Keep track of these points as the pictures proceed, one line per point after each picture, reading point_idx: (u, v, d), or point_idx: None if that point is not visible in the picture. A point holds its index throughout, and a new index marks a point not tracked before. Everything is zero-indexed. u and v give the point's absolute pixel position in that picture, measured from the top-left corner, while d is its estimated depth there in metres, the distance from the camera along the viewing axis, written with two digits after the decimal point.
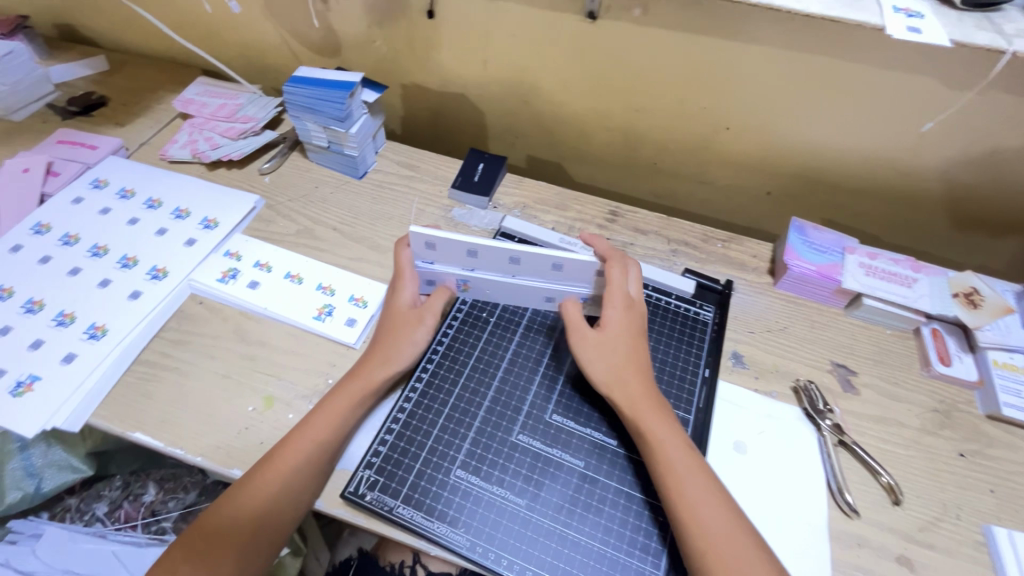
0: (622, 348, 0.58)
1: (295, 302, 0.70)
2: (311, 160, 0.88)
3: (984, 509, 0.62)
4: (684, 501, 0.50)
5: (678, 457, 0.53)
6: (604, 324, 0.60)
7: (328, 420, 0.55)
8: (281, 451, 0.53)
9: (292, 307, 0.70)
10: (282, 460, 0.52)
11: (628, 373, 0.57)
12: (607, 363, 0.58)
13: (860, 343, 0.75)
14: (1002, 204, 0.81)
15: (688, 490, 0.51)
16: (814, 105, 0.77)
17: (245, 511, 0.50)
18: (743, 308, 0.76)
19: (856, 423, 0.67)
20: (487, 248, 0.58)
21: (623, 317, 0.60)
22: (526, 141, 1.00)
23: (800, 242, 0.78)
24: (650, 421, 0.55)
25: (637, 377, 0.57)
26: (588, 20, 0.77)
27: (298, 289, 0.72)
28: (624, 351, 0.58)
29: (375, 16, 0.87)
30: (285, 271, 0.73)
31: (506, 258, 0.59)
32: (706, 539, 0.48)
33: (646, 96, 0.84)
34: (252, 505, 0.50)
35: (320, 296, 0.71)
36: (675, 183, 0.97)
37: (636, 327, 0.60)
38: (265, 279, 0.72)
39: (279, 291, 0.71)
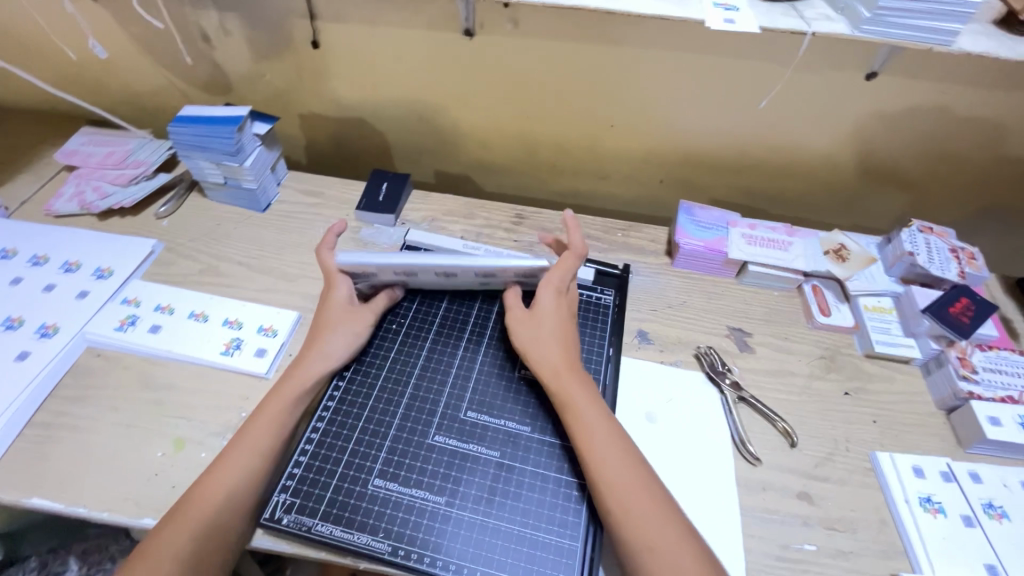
0: (543, 326, 0.62)
1: (200, 340, 0.69)
2: (210, 199, 0.87)
3: (869, 438, 0.68)
4: (600, 460, 0.54)
5: (590, 423, 0.56)
6: (535, 306, 0.63)
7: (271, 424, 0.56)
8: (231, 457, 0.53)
9: (198, 346, 0.68)
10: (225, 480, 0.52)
11: (558, 349, 0.60)
12: (535, 346, 0.61)
13: (751, 307, 0.81)
14: (856, 167, 0.91)
15: (602, 453, 0.54)
16: (680, 96, 0.85)
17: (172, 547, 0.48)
18: (644, 288, 0.81)
19: (754, 378, 0.73)
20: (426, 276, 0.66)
21: (555, 300, 0.63)
22: (431, 158, 1.03)
23: (688, 222, 0.85)
24: (564, 392, 0.58)
25: (560, 352, 0.60)
26: (466, 37, 0.81)
27: (204, 327, 0.70)
28: (547, 334, 0.61)
29: (260, 51, 0.88)
30: (188, 311, 0.72)
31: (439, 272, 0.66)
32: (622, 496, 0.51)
33: (533, 104, 0.90)
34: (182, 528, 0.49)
35: (228, 330, 0.70)
36: (576, 183, 1.02)
37: (568, 310, 0.64)
38: (165, 322, 0.70)
39: (183, 332, 0.70)
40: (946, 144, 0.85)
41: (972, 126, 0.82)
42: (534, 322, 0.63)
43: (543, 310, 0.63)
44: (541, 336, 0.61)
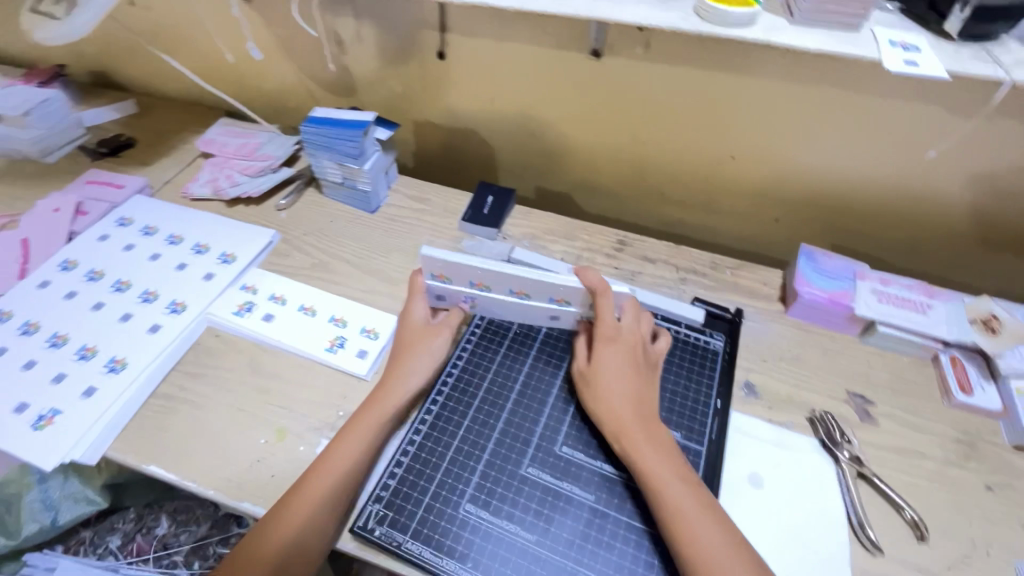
0: (608, 387, 0.58)
1: (308, 334, 0.71)
2: (326, 196, 0.90)
3: (1016, 546, 0.59)
4: (691, 535, 0.49)
5: (672, 493, 0.51)
6: (592, 361, 0.60)
7: (344, 461, 0.55)
8: (300, 495, 0.52)
9: (306, 339, 0.71)
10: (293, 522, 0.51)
11: (619, 405, 0.57)
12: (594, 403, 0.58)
13: (876, 372, 0.73)
14: (1016, 228, 0.80)
15: (693, 528, 0.49)
16: (816, 132, 0.78)
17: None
18: (754, 336, 0.76)
19: (875, 454, 0.65)
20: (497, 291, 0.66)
21: (612, 353, 0.60)
22: (534, 173, 1.02)
23: (810, 269, 0.78)
24: (638, 459, 0.54)
25: (629, 414, 0.56)
26: (592, 57, 0.80)
27: (311, 321, 0.73)
28: (613, 395, 0.57)
29: (387, 58, 0.91)
30: (298, 303, 0.75)
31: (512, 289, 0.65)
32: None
33: (650, 128, 0.86)
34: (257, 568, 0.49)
35: (334, 327, 0.72)
36: (682, 212, 0.98)
37: (630, 361, 0.60)
38: (277, 312, 0.74)
39: (293, 324, 0.72)
40: None
41: None
42: (594, 381, 0.59)
43: (601, 366, 0.59)
44: (598, 395, 0.58)
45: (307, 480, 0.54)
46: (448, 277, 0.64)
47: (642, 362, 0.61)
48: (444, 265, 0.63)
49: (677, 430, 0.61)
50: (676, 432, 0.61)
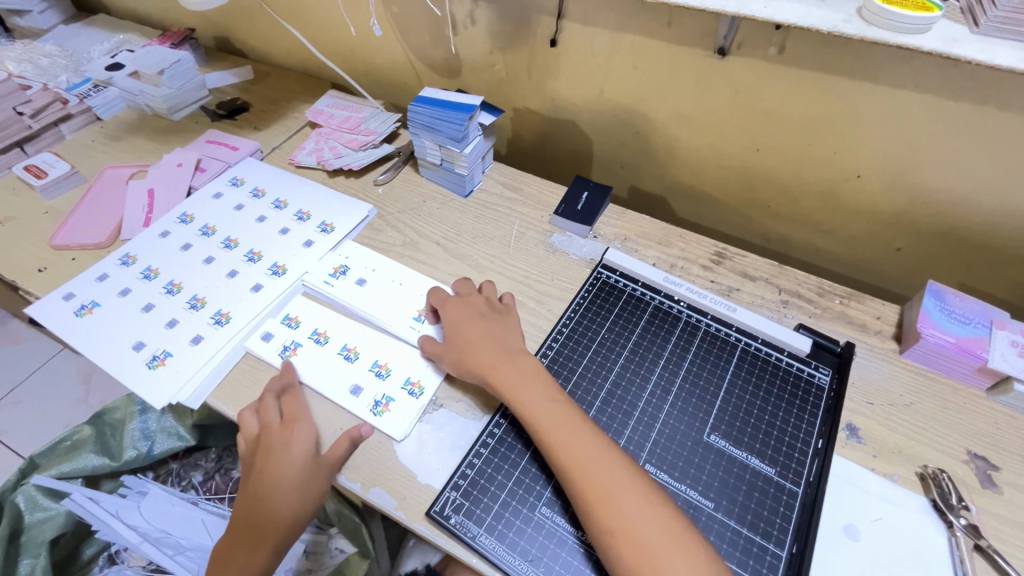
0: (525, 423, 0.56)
1: (343, 381, 0.65)
2: (422, 175, 0.91)
3: None
4: (627, 532, 0.48)
5: (607, 495, 0.50)
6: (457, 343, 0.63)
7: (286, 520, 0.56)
8: (270, 483, 0.56)
9: (339, 391, 0.64)
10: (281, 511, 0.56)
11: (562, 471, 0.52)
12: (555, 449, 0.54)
13: (1006, 435, 0.64)
14: None
15: (635, 529, 0.48)
16: (967, 157, 0.69)
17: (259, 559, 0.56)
18: (861, 374, 0.69)
19: (998, 528, 0.58)
20: (369, 288, 0.74)
21: (476, 331, 0.63)
22: (630, 172, 0.98)
23: (936, 308, 0.70)
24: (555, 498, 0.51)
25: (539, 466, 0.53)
26: (716, 55, 0.74)
27: (351, 367, 0.66)
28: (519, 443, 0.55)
29: (498, 41, 0.90)
30: (341, 344, 0.69)
31: (393, 283, 0.75)
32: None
33: (767, 136, 0.80)
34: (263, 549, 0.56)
35: (373, 378, 0.65)
36: (787, 229, 0.91)
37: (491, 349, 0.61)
38: (316, 352, 0.68)
39: (331, 367, 0.66)
40: None
41: None
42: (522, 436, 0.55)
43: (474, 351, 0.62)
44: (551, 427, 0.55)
45: (258, 482, 0.57)
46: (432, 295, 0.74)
47: (487, 338, 0.63)
48: (405, 271, 0.77)
49: (771, 465, 0.57)
50: (771, 468, 0.56)
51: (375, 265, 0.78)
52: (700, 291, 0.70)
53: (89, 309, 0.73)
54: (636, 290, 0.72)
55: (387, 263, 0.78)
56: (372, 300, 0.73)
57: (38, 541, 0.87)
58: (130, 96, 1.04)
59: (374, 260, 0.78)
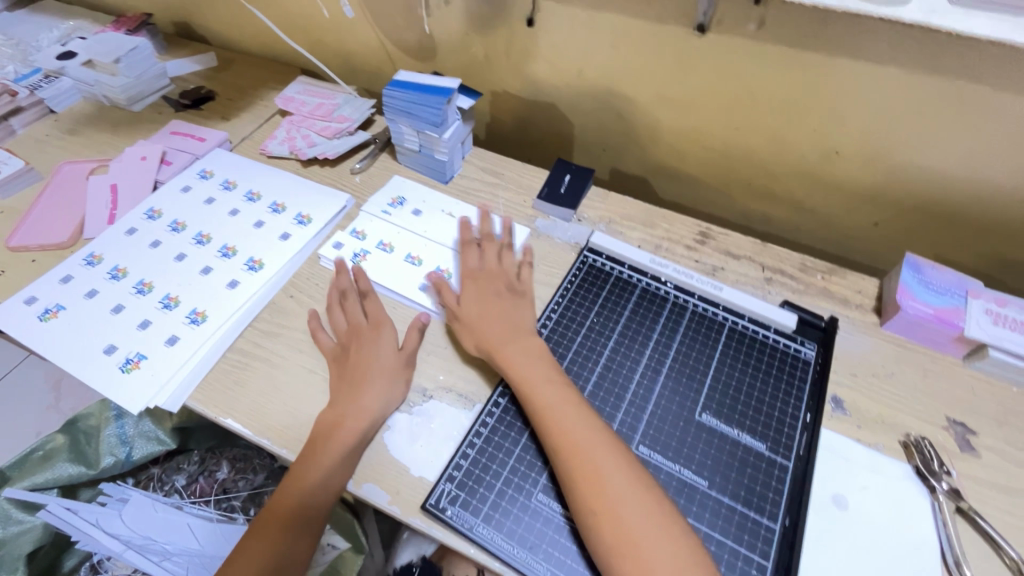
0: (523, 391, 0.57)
1: (412, 280, 0.72)
2: (400, 162, 0.89)
3: None
4: (608, 504, 0.49)
5: (598, 473, 0.51)
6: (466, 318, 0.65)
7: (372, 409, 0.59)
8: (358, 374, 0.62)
9: (409, 286, 0.71)
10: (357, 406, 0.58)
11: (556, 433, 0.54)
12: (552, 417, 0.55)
13: (982, 400, 0.67)
14: None
15: (616, 500, 0.49)
16: (943, 130, 0.70)
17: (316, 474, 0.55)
18: (844, 348, 0.71)
19: (977, 490, 0.60)
20: (426, 215, 0.81)
21: (490, 305, 0.65)
22: (612, 154, 0.97)
23: (914, 280, 0.72)
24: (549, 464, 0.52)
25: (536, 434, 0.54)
26: (696, 33, 0.74)
27: (417, 269, 0.74)
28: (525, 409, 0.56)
29: (473, 22, 0.87)
30: (405, 253, 0.76)
31: (446, 212, 0.81)
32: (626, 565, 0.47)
33: (747, 115, 0.80)
34: (328, 451, 0.56)
35: (437, 278, 0.72)
36: (767, 207, 0.92)
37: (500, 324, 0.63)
38: (384, 258, 0.75)
39: (399, 271, 0.73)
40: None
41: None
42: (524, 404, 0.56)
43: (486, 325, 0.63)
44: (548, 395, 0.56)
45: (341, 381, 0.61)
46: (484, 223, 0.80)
47: (501, 311, 0.65)
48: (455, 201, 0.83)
49: (760, 441, 0.57)
50: (762, 443, 0.57)
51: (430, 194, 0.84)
52: (686, 271, 0.70)
53: (54, 313, 0.69)
54: (622, 273, 0.71)
55: (437, 197, 0.83)
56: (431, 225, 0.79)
57: (14, 556, 0.84)
58: (85, 86, 0.98)
59: (427, 191, 0.84)
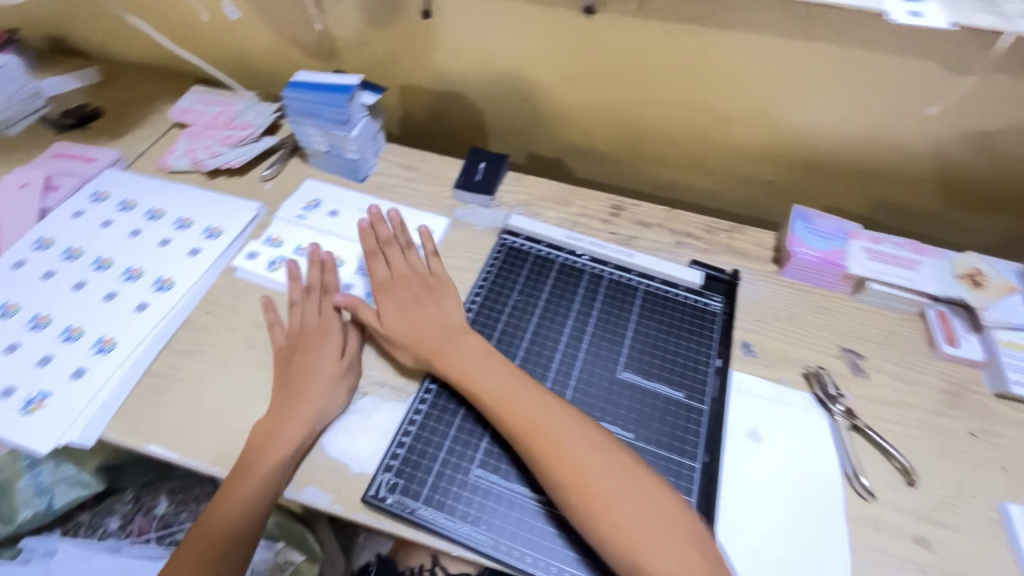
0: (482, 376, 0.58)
1: None
2: (312, 165, 0.87)
3: (998, 488, 0.62)
4: (573, 470, 0.51)
5: (561, 446, 0.52)
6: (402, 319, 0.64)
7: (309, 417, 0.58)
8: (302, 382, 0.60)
9: None
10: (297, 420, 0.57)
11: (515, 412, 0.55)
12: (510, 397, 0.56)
13: (868, 328, 0.74)
14: (1000, 185, 0.81)
15: (580, 464, 0.51)
16: (813, 90, 0.78)
17: (248, 493, 0.54)
18: (749, 297, 0.77)
19: (869, 408, 0.67)
20: (343, 215, 0.80)
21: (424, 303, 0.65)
22: (524, 139, 1.00)
23: (804, 228, 0.79)
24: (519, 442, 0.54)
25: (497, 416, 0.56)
26: (584, 14, 0.77)
27: (338, 270, 0.73)
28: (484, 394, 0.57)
29: (370, 18, 0.87)
30: None
31: (363, 210, 0.81)
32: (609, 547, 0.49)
33: (643, 91, 0.85)
34: (261, 465, 0.55)
35: (360, 277, 0.73)
36: (673, 176, 0.98)
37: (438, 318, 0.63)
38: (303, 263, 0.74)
39: None
40: None
41: None
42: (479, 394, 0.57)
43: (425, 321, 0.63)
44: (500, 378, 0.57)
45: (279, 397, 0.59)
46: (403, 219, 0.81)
47: (437, 307, 0.65)
48: (371, 199, 0.84)
49: (678, 389, 0.62)
50: (679, 393, 0.62)
51: (346, 195, 0.84)
52: (599, 242, 0.74)
53: None
54: (541, 252, 0.74)
55: (353, 196, 0.83)
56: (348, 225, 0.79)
57: None
58: None
59: (342, 192, 0.84)
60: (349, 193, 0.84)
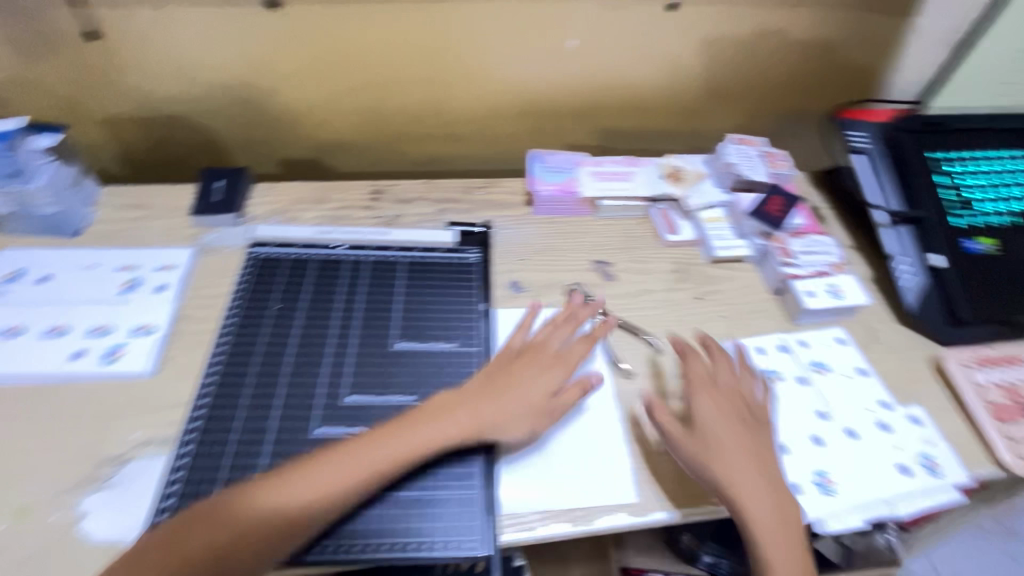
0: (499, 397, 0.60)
1: (60, 352, 0.64)
2: (6, 232, 0.74)
3: (720, 332, 0.77)
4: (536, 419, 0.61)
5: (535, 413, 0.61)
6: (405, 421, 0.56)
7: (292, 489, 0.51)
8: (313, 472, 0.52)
9: (57, 361, 0.63)
10: (321, 475, 0.52)
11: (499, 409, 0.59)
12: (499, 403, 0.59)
13: (610, 238, 0.86)
14: (680, 94, 0.98)
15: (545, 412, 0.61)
16: (507, 43, 0.87)
17: (201, 541, 0.48)
18: (510, 240, 0.83)
19: (620, 303, 0.78)
20: (57, 278, 0.70)
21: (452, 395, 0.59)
22: (267, 147, 0.95)
23: (540, 168, 0.88)
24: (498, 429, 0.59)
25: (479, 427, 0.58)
26: (270, 10, 0.78)
27: (63, 340, 0.65)
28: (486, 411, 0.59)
29: (31, 49, 0.77)
30: (42, 328, 0.66)
31: (84, 265, 0.72)
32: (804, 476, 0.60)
33: (363, 73, 0.87)
34: (225, 521, 0.49)
35: (93, 339, 0.65)
36: (430, 150, 1.00)
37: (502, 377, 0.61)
38: (14, 344, 0.64)
39: (39, 350, 0.64)
40: (748, 66, 0.96)
41: (760, 42, 0.93)
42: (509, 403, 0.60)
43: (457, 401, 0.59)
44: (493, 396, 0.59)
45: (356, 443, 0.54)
46: (137, 263, 0.73)
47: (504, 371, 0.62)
48: (91, 251, 0.74)
49: (452, 341, 0.67)
50: (453, 344, 0.66)
51: (57, 254, 0.73)
52: (352, 229, 0.76)
53: None
54: (297, 254, 0.73)
55: (67, 254, 0.73)
56: (67, 287, 0.69)
57: None
58: None
59: (50, 252, 0.73)
60: (61, 252, 0.73)
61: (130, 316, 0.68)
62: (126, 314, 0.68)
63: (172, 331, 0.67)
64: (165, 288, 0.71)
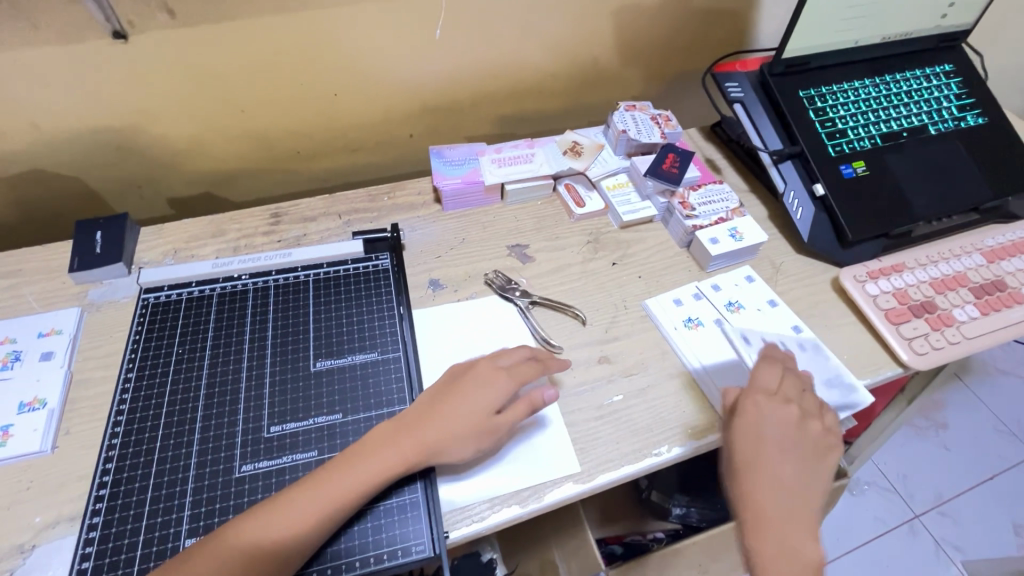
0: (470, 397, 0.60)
1: None
2: None
3: (640, 292, 0.80)
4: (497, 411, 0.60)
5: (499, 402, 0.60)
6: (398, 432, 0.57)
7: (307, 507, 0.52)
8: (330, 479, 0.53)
9: None
10: (296, 509, 0.51)
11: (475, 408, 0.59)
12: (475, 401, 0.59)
13: (523, 221, 0.87)
14: (569, 71, 1.00)
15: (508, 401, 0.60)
16: (387, 45, 0.83)
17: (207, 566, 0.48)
18: (422, 240, 0.82)
19: (541, 282, 0.79)
20: None
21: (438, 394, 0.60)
22: (154, 186, 0.90)
23: (441, 164, 0.87)
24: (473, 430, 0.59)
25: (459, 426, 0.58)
26: (118, 40, 0.71)
27: None
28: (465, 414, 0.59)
29: None
30: None
31: None
32: (794, 429, 0.57)
33: (239, 96, 0.82)
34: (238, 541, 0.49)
35: None
36: (329, 163, 0.97)
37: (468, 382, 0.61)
38: None
39: None
40: (629, 35, 0.98)
41: (635, 10, 0.95)
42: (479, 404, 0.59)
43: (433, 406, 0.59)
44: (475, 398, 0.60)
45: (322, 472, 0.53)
46: (14, 335, 0.66)
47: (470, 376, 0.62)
48: None
49: (372, 351, 0.66)
50: (373, 353, 0.66)
51: None
52: (252, 257, 0.73)
53: None
54: (193, 293, 0.70)
55: None
56: None
57: None
58: None
59: None
60: None
61: (15, 392, 0.62)
62: (10, 391, 0.62)
63: (66, 403, 0.62)
64: (52, 355, 0.65)
